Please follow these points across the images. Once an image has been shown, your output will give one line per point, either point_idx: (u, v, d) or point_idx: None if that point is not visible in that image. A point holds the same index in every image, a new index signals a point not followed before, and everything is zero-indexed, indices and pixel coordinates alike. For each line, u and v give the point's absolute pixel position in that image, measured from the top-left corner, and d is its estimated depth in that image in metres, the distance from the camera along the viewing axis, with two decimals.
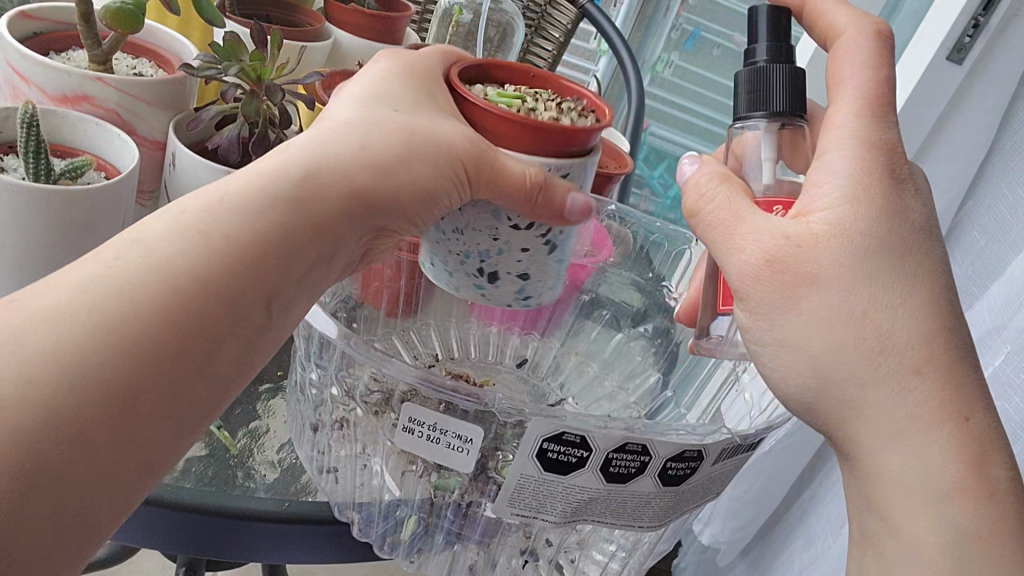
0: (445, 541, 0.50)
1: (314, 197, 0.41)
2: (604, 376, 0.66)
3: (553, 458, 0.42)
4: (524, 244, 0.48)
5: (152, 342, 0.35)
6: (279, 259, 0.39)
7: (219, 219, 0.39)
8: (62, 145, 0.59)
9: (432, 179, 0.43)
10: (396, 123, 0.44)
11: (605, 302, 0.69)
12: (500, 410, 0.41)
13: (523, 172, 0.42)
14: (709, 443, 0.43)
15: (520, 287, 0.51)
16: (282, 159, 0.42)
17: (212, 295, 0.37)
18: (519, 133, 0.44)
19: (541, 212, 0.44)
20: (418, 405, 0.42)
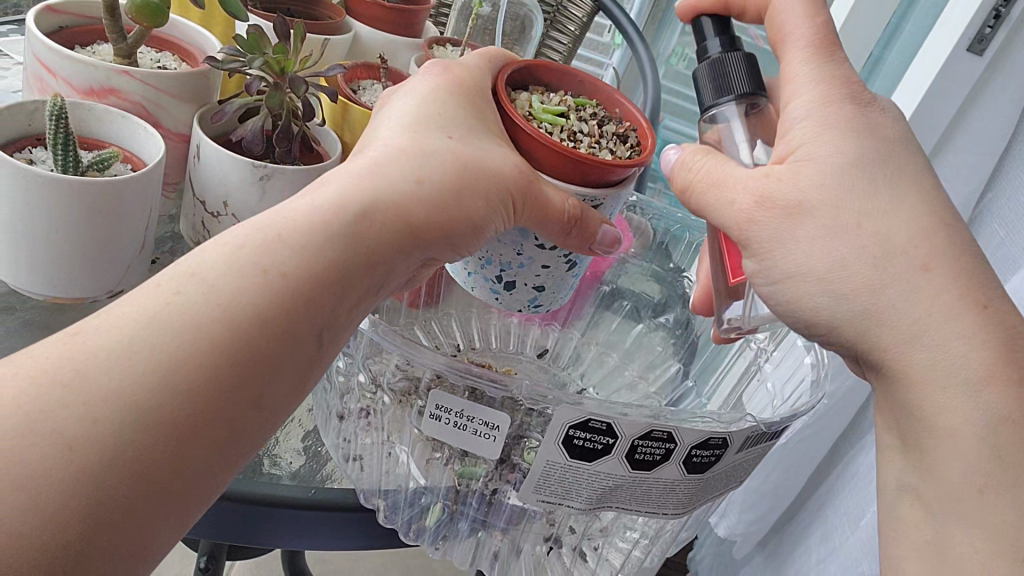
0: (469, 529, 0.50)
1: (374, 231, 0.42)
2: (625, 366, 0.66)
3: (579, 445, 0.42)
4: (545, 261, 0.53)
5: (220, 380, 0.36)
6: (330, 293, 0.40)
7: (275, 249, 0.39)
8: (89, 137, 0.59)
9: (483, 213, 0.46)
10: (451, 147, 0.46)
11: (625, 294, 0.69)
12: (526, 397, 0.41)
13: (564, 205, 0.47)
14: (733, 430, 0.43)
15: (533, 297, 0.55)
16: (335, 187, 0.43)
17: (275, 330, 0.38)
18: (554, 159, 0.49)
19: (572, 239, 0.49)
20: (446, 393, 0.43)
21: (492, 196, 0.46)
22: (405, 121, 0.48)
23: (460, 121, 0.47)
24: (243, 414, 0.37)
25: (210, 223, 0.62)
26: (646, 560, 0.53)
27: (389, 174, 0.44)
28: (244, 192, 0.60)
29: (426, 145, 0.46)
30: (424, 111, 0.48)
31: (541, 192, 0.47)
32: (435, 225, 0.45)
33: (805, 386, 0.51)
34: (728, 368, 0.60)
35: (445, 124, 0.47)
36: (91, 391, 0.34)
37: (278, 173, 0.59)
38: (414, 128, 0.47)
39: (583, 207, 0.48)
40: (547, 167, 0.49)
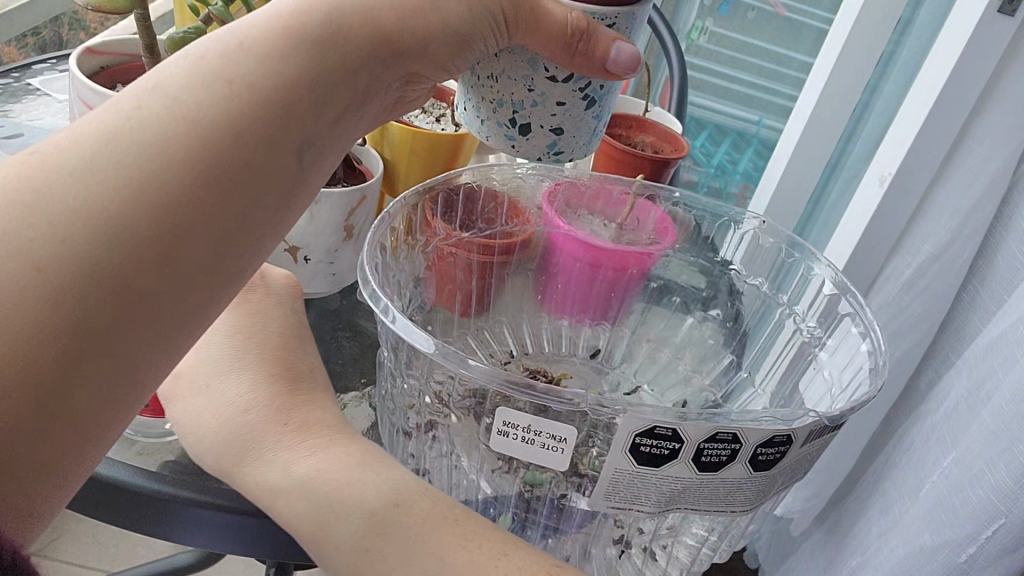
0: (540, 535, 0.51)
1: (293, 72, 0.40)
2: (676, 361, 0.67)
3: (646, 451, 0.43)
4: (559, 97, 0.52)
5: (183, 196, 0.36)
6: (248, 156, 0.38)
7: (202, 133, 0.37)
8: None
9: (281, 97, 0.40)
10: (262, 64, 0.40)
11: (673, 289, 0.70)
12: (590, 409, 0.42)
13: (567, 16, 0.47)
14: (796, 426, 0.44)
15: (553, 142, 0.54)
16: (250, 29, 0.41)
17: (235, 151, 0.38)
18: None
19: (580, 60, 0.48)
20: (512, 409, 0.43)
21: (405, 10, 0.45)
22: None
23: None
24: (198, 227, 0.37)
25: None
26: (714, 555, 0.53)
27: (295, 41, 0.41)
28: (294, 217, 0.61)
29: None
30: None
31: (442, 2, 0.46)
32: (348, 57, 0.43)
33: (864, 375, 0.51)
34: (782, 357, 0.61)
35: (343, 55, 0.43)
36: (52, 213, 0.34)
37: (326, 197, 0.60)
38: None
39: (588, 20, 0.47)
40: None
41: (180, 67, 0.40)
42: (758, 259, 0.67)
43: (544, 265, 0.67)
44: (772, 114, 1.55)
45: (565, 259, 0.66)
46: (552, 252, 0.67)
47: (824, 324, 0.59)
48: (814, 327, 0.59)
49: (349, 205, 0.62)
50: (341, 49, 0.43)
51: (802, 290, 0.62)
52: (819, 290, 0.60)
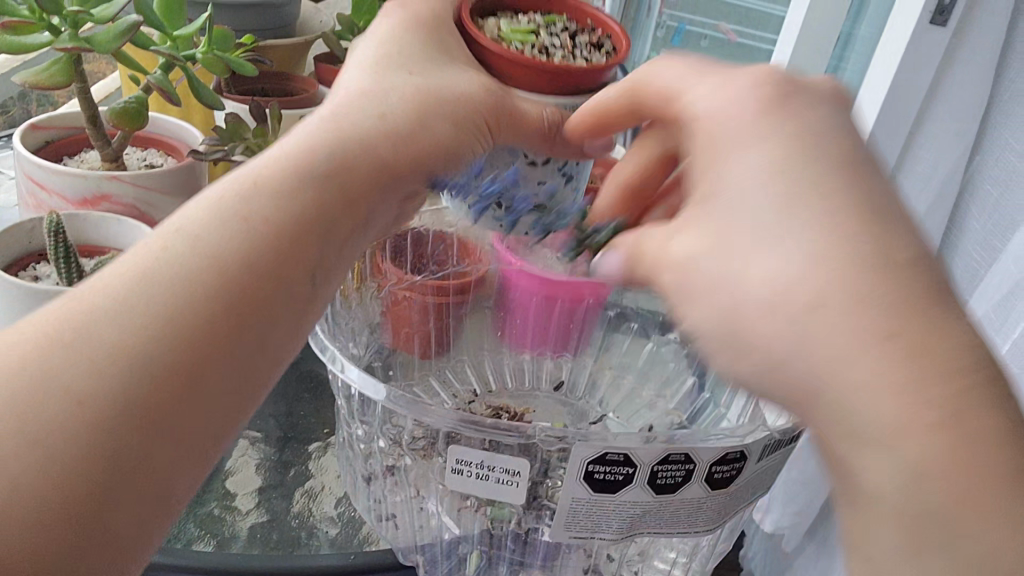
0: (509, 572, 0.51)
1: (293, 206, 0.41)
2: (640, 388, 0.67)
3: (600, 478, 0.43)
4: (529, 154, 0.53)
5: (197, 343, 0.36)
6: (280, 283, 0.40)
7: (230, 255, 0.38)
8: (89, 245, 0.61)
9: (314, 211, 0.42)
10: (290, 189, 0.42)
11: (632, 315, 0.68)
12: (542, 439, 0.42)
13: (540, 117, 0.51)
14: (749, 441, 0.45)
15: (538, 221, 0.55)
16: (256, 174, 0.42)
17: (248, 295, 0.38)
18: (542, 79, 0.52)
19: (561, 150, 0.53)
20: (465, 447, 0.43)
21: (395, 148, 0.46)
22: (325, 109, 0.47)
23: (391, 108, 0.47)
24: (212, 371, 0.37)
25: None
26: None
27: (290, 183, 0.42)
28: None
29: (331, 134, 0.45)
30: (333, 107, 0.47)
31: (429, 127, 0.48)
32: (351, 197, 0.44)
33: None
34: (742, 377, 0.60)
35: (364, 143, 0.45)
36: (86, 365, 0.34)
37: None
38: (311, 118, 0.46)
39: (562, 116, 0.52)
40: (524, 81, 0.52)
41: (207, 204, 0.41)
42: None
43: (500, 302, 0.68)
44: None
45: (520, 294, 0.66)
46: (506, 288, 0.67)
47: None
48: None
49: None
50: (340, 185, 0.43)
51: None
52: None
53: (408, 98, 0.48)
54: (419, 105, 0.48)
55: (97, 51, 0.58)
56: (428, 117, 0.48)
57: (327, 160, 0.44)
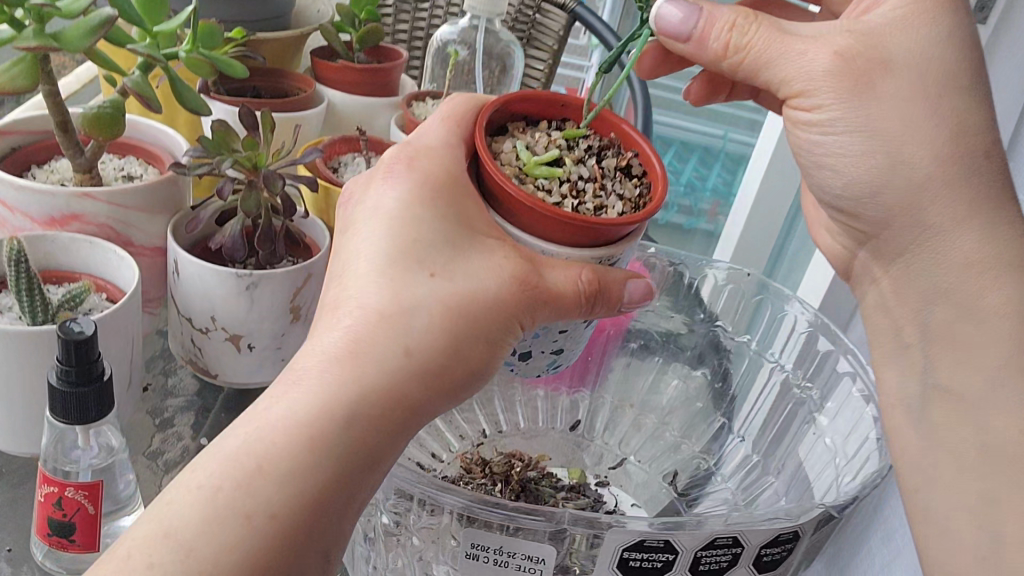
0: None
1: (366, 404, 0.38)
2: (664, 428, 0.61)
3: (636, 565, 0.37)
4: (563, 326, 0.50)
5: (271, 552, 0.36)
6: (351, 476, 0.38)
7: (294, 461, 0.37)
8: (57, 270, 0.55)
9: (415, 373, 0.40)
10: (407, 339, 0.40)
11: (654, 343, 0.65)
12: (572, 524, 0.36)
13: (577, 282, 0.44)
14: (804, 521, 0.39)
15: (551, 360, 0.53)
16: (315, 365, 0.39)
17: (322, 494, 0.37)
18: (554, 226, 0.44)
19: (599, 312, 0.46)
20: (481, 531, 0.37)
21: (517, 296, 0.42)
22: (379, 254, 0.42)
23: (445, 246, 0.42)
24: (296, 569, 0.37)
25: (200, 339, 0.58)
26: None
27: (377, 362, 0.39)
28: (232, 303, 0.55)
29: (407, 291, 0.41)
30: (383, 249, 0.42)
31: (543, 280, 0.43)
32: (438, 378, 0.40)
33: (875, 446, 0.47)
34: (775, 422, 0.58)
35: (422, 255, 0.42)
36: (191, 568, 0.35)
37: (266, 279, 0.55)
38: (369, 264, 0.42)
39: (600, 276, 0.45)
40: (550, 234, 0.45)
41: (308, 371, 0.39)
42: (737, 309, 0.65)
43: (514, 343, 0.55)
44: (739, 128, 1.28)
45: None
46: None
47: (823, 389, 0.56)
48: (810, 390, 0.56)
49: (295, 285, 0.56)
50: (428, 369, 0.40)
51: (796, 351, 0.59)
52: (817, 355, 0.58)
53: (462, 224, 0.43)
54: (505, 256, 0.43)
55: (65, 50, 0.51)
56: (515, 275, 0.42)
57: (408, 332, 0.40)
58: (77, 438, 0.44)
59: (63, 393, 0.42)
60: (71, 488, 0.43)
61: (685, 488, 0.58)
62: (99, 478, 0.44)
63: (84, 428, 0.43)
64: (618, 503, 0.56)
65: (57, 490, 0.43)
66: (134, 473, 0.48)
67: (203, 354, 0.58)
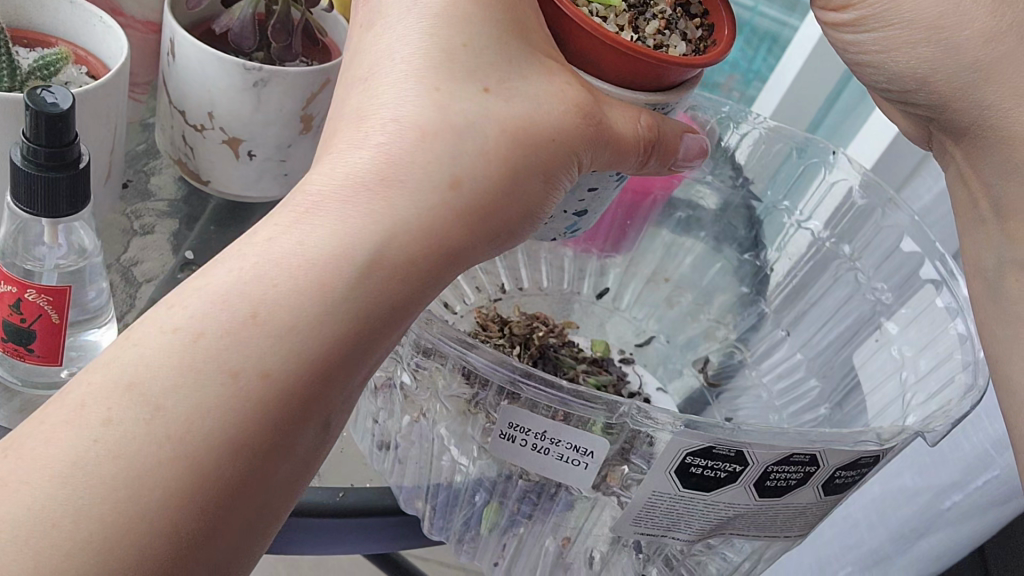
0: (533, 554, 0.39)
1: (394, 245, 0.28)
2: (699, 311, 0.57)
3: (696, 474, 0.32)
4: (594, 184, 0.39)
5: (265, 416, 0.27)
6: (367, 339, 0.28)
7: (287, 310, 0.27)
8: (30, 32, 0.46)
9: (455, 214, 0.29)
10: (453, 168, 0.29)
11: (703, 216, 0.57)
12: (631, 420, 0.31)
13: (635, 126, 0.34)
14: (890, 446, 0.33)
15: (573, 223, 0.42)
16: (330, 191, 0.29)
17: (329, 352, 0.27)
18: (617, 59, 0.33)
19: (647, 167, 0.37)
20: (524, 411, 0.31)
21: (581, 130, 0.32)
22: (416, 57, 0.31)
23: (499, 57, 0.31)
24: (293, 440, 0.27)
25: (194, 138, 0.50)
26: None
27: (410, 195, 0.29)
28: (235, 101, 0.47)
29: (454, 107, 0.30)
30: (421, 54, 0.31)
31: (608, 116, 0.33)
32: (489, 219, 0.30)
33: (955, 367, 0.40)
34: (839, 320, 0.51)
35: (473, 64, 0.31)
36: (159, 425, 0.26)
37: (278, 78, 0.46)
38: (402, 74, 0.31)
39: (658, 122, 0.35)
40: (605, 69, 0.34)
41: (323, 194, 0.29)
42: (778, 172, 0.56)
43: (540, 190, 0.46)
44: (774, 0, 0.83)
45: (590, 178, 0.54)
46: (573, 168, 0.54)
47: (899, 289, 0.48)
48: (884, 290, 0.49)
49: (309, 90, 0.48)
50: (478, 209, 0.30)
51: (868, 238, 0.51)
52: (893, 245, 0.49)
53: (521, 36, 0.32)
54: (567, 80, 0.32)
55: None
56: (579, 104, 0.32)
57: (452, 158, 0.29)
58: (44, 233, 0.37)
59: (29, 176, 0.34)
60: (32, 291, 0.37)
61: (715, 377, 0.53)
62: (67, 283, 0.37)
63: (52, 222, 0.36)
64: (642, 385, 0.51)
65: (16, 291, 0.37)
66: (108, 280, 0.40)
67: (196, 156, 0.51)
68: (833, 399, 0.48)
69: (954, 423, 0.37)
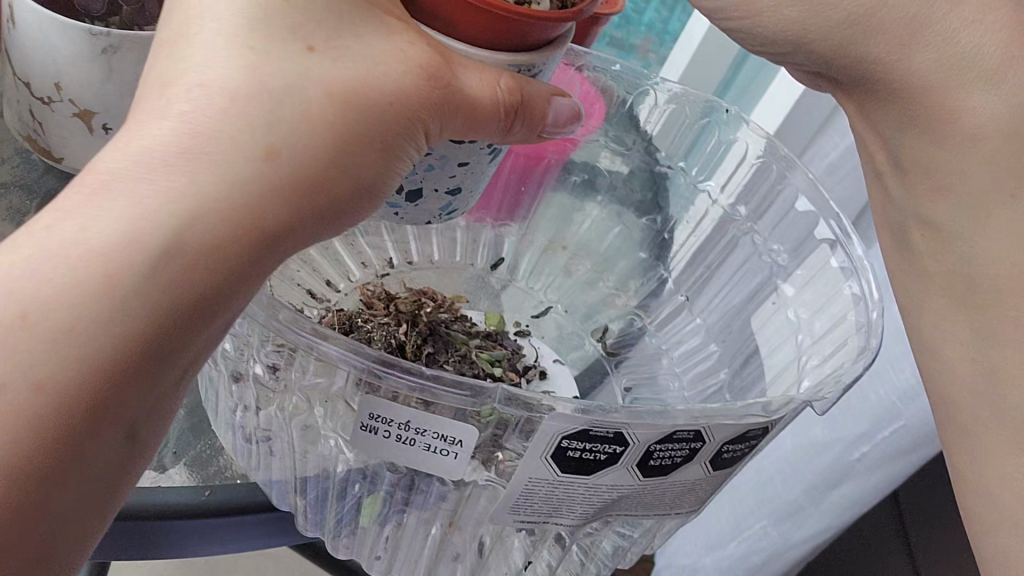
0: (414, 546, 0.37)
1: (194, 228, 0.25)
2: (598, 278, 0.55)
3: (574, 457, 0.30)
4: (464, 159, 0.37)
5: (44, 433, 0.24)
6: (171, 339, 0.25)
7: (65, 309, 0.24)
8: None
9: (268, 190, 0.27)
10: (266, 141, 0.27)
11: (600, 181, 0.56)
12: (501, 405, 0.28)
13: (493, 88, 0.31)
14: (778, 417, 0.32)
15: (447, 204, 0.39)
16: (126, 166, 0.26)
17: (129, 349, 0.25)
18: (471, 13, 0.31)
19: (513, 133, 0.34)
20: (385, 401, 0.29)
21: (420, 92, 0.30)
22: (231, 16, 0.28)
23: (325, 15, 0.29)
24: (85, 453, 0.25)
25: (42, 113, 0.45)
26: (619, 561, 0.40)
27: (216, 167, 0.26)
28: (85, 72, 0.43)
29: (270, 69, 0.27)
30: (238, 12, 0.28)
31: (456, 79, 0.31)
32: (316, 192, 0.28)
33: (849, 329, 0.39)
34: (736, 283, 0.49)
35: (297, 21, 0.28)
36: None
37: (129, 44, 0.42)
38: (213, 33, 0.28)
39: (521, 84, 0.33)
40: (456, 24, 0.32)
41: (116, 171, 0.26)
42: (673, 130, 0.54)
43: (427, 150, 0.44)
44: None
45: None
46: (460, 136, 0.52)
47: (795, 250, 0.47)
48: (780, 252, 0.47)
49: None
50: (301, 182, 0.27)
51: (764, 199, 0.50)
52: (789, 205, 0.48)
53: None
54: (408, 39, 0.30)
55: None
56: (422, 65, 0.30)
57: (268, 125, 0.27)
58: None
59: None
60: None
61: (614, 346, 0.52)
62: None
63: None
64: (538, 357, 0.49)
65: None
66: None
67: (47, 132, 0.46)
68: (727, 366, 0.47)
69: (845, 388, 0.35)
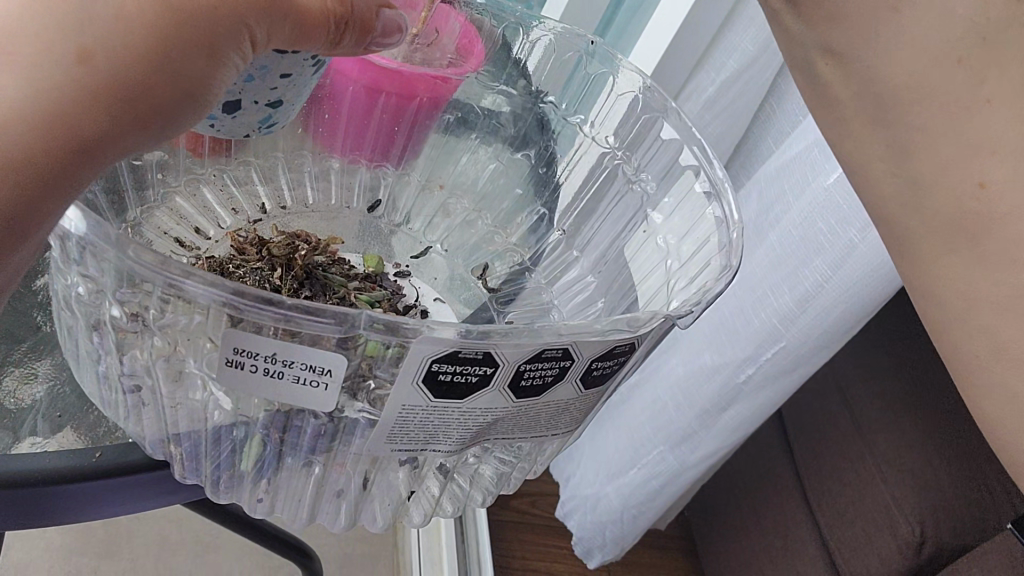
0: (297, 487, 0.37)
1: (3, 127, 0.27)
2: (478, 215, 0.56)
3: (445, 382, 0.30)
4: (286, 71, 0.36)
5: None
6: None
7: None
8: None
9: (71, 91, 0.27)
10: (74, 45, 0.27)
11: (473, 119, 0.56)
12: (370, 332, 0.28)
13: None
14: (643, 332, 0.33)
15: (268, 116, 0.39)
16: None
17: None
18: None
19: (343, 45, 0.33)
20: (249, 334, 0.28)
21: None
22: None
23: None
24: None
25: None
26: (503, 486, 0.41)
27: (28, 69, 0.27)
28: None
29: None
30: None
31: None
32: (133, 96, 0.28)
33: (712, 250, 0.40)
34: (612, 215, 0.50)
35: None
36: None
37: None
38: None
39: None
40: None
41: None
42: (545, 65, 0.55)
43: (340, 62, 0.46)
44: None
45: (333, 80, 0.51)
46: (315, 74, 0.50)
47: (660, 179, 0.48)
48: (648, 181, 0.49)
49: None
50: (110, 87, 0.27)
51: (634, 133, 0.50)
52: (655, 137, 0.49)
53: None
54: None
55: None
56: None
57: (83, 22, 0.27)
58: None
59: None
60: None
61: (496, 283, 0.52)
62: None
63: None
64: (419, 297, 0.49)
65: None
66: None
67: None
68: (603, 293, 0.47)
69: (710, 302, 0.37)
